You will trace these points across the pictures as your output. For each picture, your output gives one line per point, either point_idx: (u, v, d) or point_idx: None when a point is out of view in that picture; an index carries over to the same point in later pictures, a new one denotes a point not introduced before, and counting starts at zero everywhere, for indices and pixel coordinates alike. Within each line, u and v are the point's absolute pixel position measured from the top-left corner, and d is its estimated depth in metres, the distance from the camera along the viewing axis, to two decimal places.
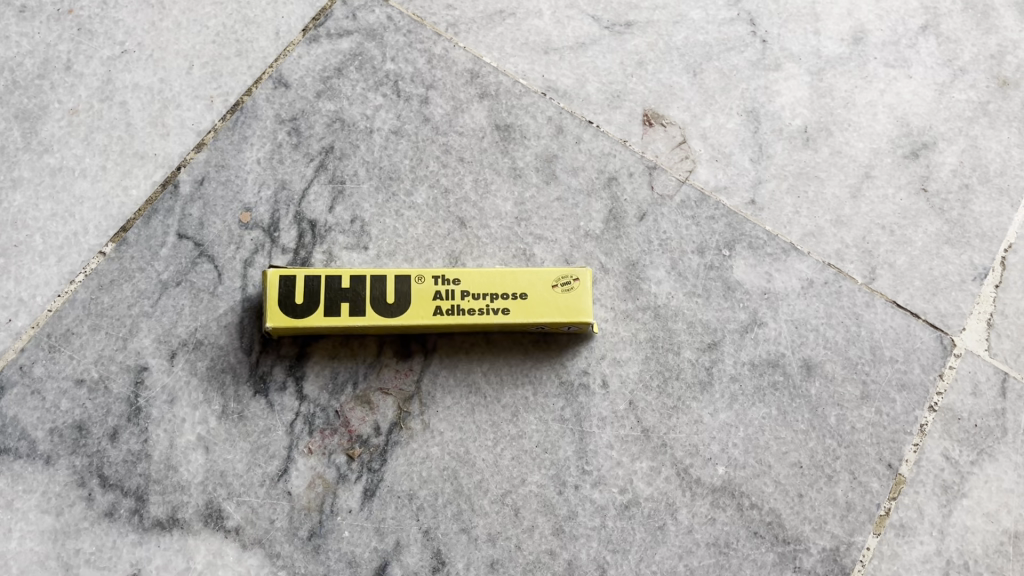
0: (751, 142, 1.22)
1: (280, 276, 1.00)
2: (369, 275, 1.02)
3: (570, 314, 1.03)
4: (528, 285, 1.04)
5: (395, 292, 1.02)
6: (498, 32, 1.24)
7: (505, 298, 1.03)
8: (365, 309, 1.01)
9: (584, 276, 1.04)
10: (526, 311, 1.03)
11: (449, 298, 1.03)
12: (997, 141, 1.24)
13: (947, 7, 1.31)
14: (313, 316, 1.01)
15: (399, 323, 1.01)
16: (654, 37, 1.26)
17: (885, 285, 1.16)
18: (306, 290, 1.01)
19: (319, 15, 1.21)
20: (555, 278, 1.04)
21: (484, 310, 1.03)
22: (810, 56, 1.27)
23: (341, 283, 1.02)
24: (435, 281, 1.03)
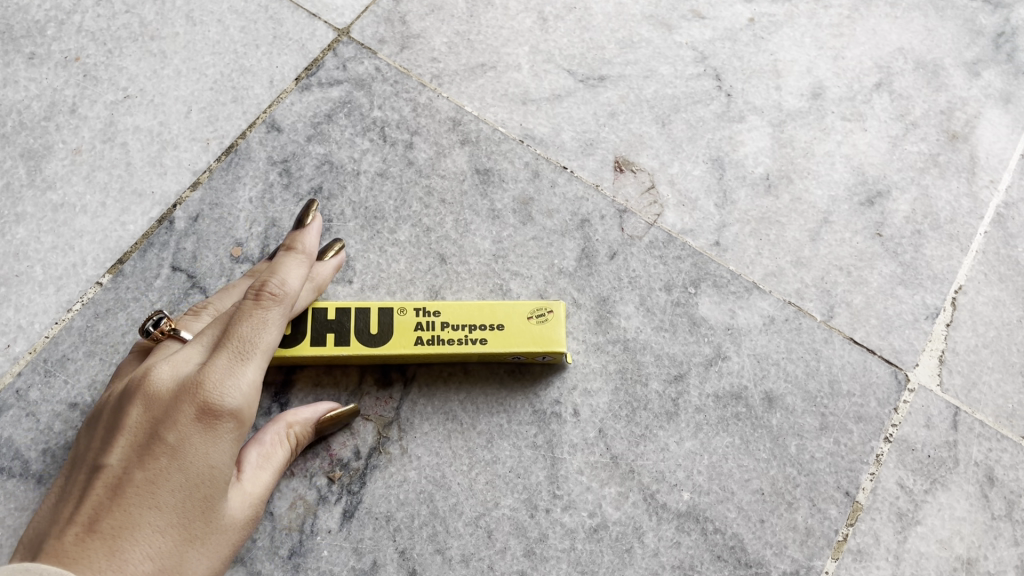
0: (716, 188, 1.29)
1: None
2: (353, 307, 1.08)
3: (545, 343, 1.09)
4: (505, 316, 1.09)
5: (377, 323, 1.08)
6: (479, 84, 1.32)
7: (483, 329, 1.09)
8: (349, 340, 1.07)
9: (558, 309, 1.10)
10: (502, 341, 1.08)
11: (429, 329, 1.08)
12: (947, 191, 1.33)
13: (899, 67, 1.41)
14: (299, 345, 1.06)
15: (380, 353, 1.07)
16: (626, 90, 1.35)
17: (843, 323, 1.22)
18: (293, 322, 1.07)
19: (311, 66, 1.29)
20: (530, 311, 1.09)
21: (463, 341, 1.08)
22: (772, 110, 1.36)
23: (326, 315, 1.08)
24: (416, 314, 1.09)
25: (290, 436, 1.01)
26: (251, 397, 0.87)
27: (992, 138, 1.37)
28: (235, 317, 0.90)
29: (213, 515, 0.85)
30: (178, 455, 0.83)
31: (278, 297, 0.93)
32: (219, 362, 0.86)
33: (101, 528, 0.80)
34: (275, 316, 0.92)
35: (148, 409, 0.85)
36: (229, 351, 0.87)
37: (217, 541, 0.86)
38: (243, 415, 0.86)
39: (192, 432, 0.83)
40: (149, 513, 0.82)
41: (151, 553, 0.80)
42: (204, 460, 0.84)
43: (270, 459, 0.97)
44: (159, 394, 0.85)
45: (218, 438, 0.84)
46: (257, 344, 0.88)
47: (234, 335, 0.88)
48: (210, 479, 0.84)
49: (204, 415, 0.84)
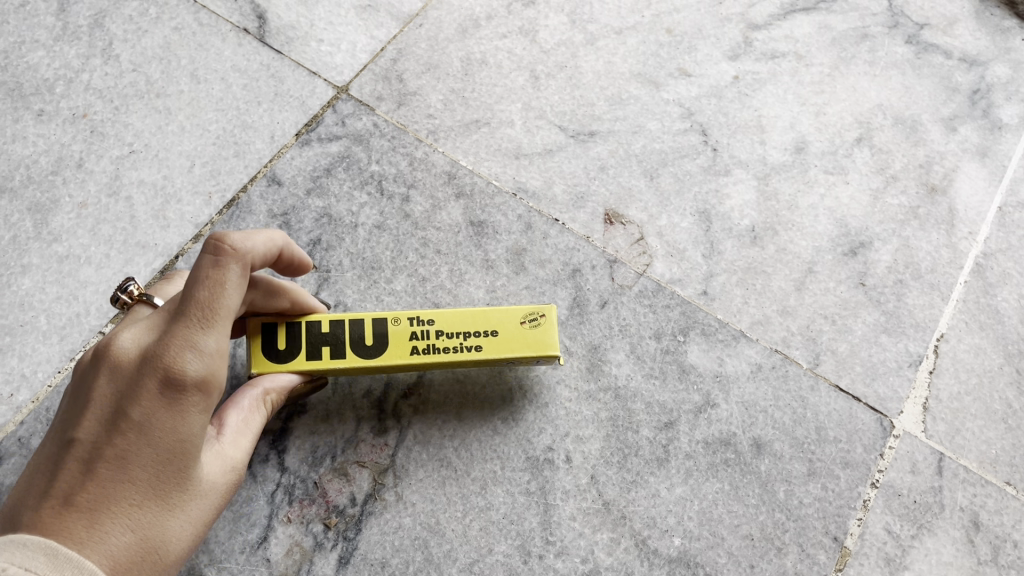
0: (703, 239, 1.33)
1: (263, 324, 1.07)
2: (347, 319, 1.09)
3: (538, 346, 1.11)
4: (498, 323, 1.11)
5: (372, 334, 1.09)
6: (474, 139, 1.37)
7: (478, 336, 1.10)
8: (345, 352, 1.08)
9: (549, 312, 1.12)
10: (497, 347, 1.10)
11: (424, 337, 1.10)
12: (927, 242, 1.37)
13: (878, 123, 1.47)
14: (296, 359, 1.07)
15: (377, 364, 1.08)
16: (615, 145, 1.40)
17: (829, 370, 1.25)
18: (287, 335, 1.07)
19: (311, 121, 1.34)
20: (522, 316, 1.11)
21: (458, 349, 1.10)
22: (757, 164, 1.41)
23: (321, 328, 1.09)
24: (411, 323, 1.10)
25: (266, 401, 1.03)
26: (216, 365, 0.85)
27: (970, 191, 1.42)
28: (192, 279, 0.86)
29: (189, 482, 0.88)
30: (148, 429, 0.84)
31: (235, 254, 0.87)
32: (179, 333, 0.84)
33: (77, 502, 0.81)
34: (234, 276, 0.87)
35: (114, 381, 0.85)
36: (190, 321, 0.84)
37: (194, 503, 0.89)
38: (209, 386, 0.85)
39: (158, 407, 0.84)
40: (125, 485, 0.84)
41: (131, 525, 0.84)
42: (175, 433, 0.85)
43: (248, 424, 1.00)
44: (124, 364, 0.85)
45: (186, 411, 0.85)
46: (220, 313, 0.85)
47: (192, 301, 0.85)
48: (183, 450, 0.86)
49: (170, 389, 0.84)
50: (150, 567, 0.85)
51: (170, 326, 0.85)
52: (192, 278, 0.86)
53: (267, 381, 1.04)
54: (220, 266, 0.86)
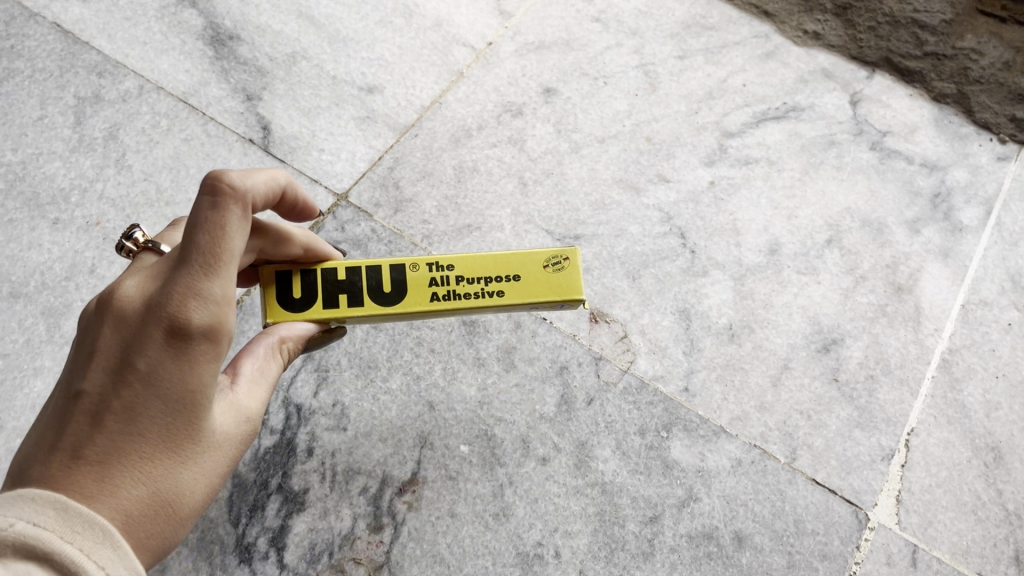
0: (683, 337, 1.40)
1: (277, 272, 1.03)
2: (364, 266, 1.05)
3: (565, 290, 1.07)
4: (520, 267, 1.08)
5: (389, 282, 1.05)
6: (466, 243, 1.46)
7: (499, 281, 1.07)
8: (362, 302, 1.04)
9: (572, 255, 1.08)
10: (519, 291, 1.07)
11: (444, 283, 1.06)
12: (896, 338, 1.45)
13: (846, 225, 1.56)
14: (312, 308, 1.03)
15: (397, 312, 1.05)
16: (599, 247, 1.48)
17: (806, 464, 1.31)
18: (303, 284, 1.04)
19: (312, 227, 1.42)
20: (546, 259, 1.08)
21: (481, 295, 1.06)
22: (733, 265, 1.49)
23: (337, 276, 1.05)
24: (428, 269, 1.06)
25: (283, 349, 0.98)
26: (221, 312, 0.83)
27: (934, 290, 1.51)
28: (191, 224, 0.82)
29: (202, 434, 0.86)
30: (155, 381, 0.82)
31: (233, 194, 0.83)
32: (182, 280, 0.82)
33: (84, 455, 0.80)
34: (235, 218, 0.83)
35: (119, 333, 0.83)
36: (194, 268, 0.82)
37: (207, 458, 0.87)
38: (216, 334, 0.83)
39: (164, 358, 0.81)
40: (134, 437, 0.82)
41: (141, 477, 0.82)
42: (182, 384, 0.82)
43: (264, 374, 0.96)
44: (129, 315, 0.83)
45: (193, 361, 0.82)
46: (224, 258, 0.83)
47: (193, 247, 0.82)
48: (193, 401, 0.84)
49: (175, 339, 0.81)
50: (165, 519, 0.84)
51: (174, 274, 0.82)
52: (192, 221, 0.83)
53: (283, 330, 0.99)
54: (218, 206, 0.83)
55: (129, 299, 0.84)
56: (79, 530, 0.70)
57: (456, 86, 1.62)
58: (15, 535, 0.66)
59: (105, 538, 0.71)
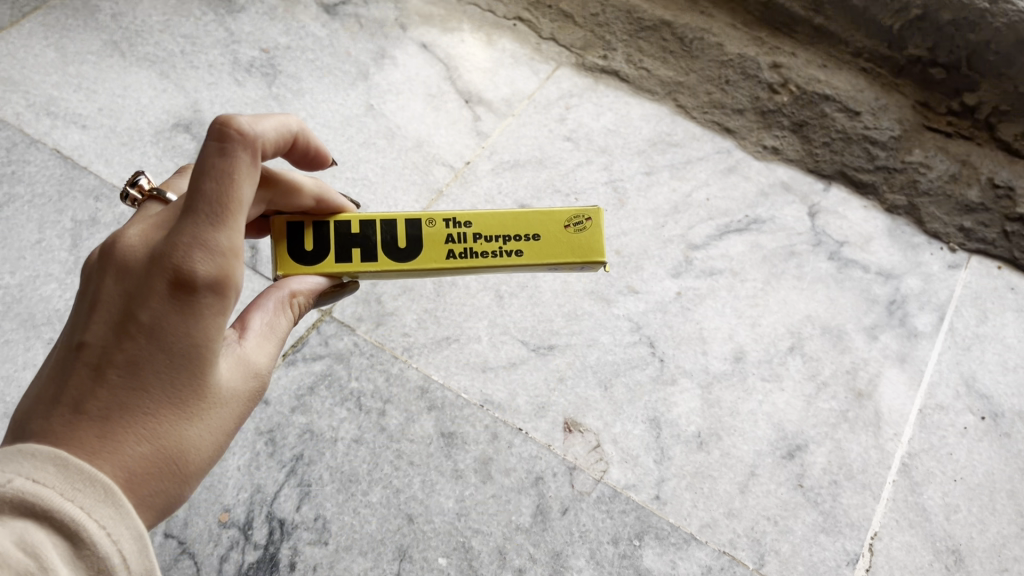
0: (654, 444, 1.46)
1: (289, 223, 1.07)
2: (379, 220, 1.10)
3: (587, 249, 1.13)
4: (538, 226, 1.13)
5: (405, 237, 1.10)
6: (444, 354, 1.52)
7: (518, 240, 1.13)
8: (377, 258, 1.09)
9: (595, 215, 1.13)
10: (538, 251, 1.13)
11: (461, 240, 1.11)
12: (857, 443, 1.51)
13: (808, 332, 1.64)
14: (325, 261, 1.08)
15: (412, 266, 1.10)
16: (572, 357, 1.55)
17: (773, 570, 1.36)
18: (314, 235, 1.08)
19: (296, 342, 1.48)
20: (567, 219, 1.13)
21: (499, 253, 1.12)
22: (700, 372, 1.56)
23: (351, 228, 1.10)
24: (445, 226, 1.11)
25: (292, 304, 1.02)
26: (228, 262, 0.82)
27: (893, 395, 1.58)
28: (198, 169, 0.81)
29: (207, 392, 0.86)
30: (158, 334, 0.81)
31: (241, 138, 0.82)
32: (187, 228, 0.81)
33: (86, 411, 0.79)
34: (243, 162, 0.82)
35: (123, 284, 0.83)
36: (200, 215, 0.81)
37: (212, 415, 0.87)
38: (222, 286, 0.82)
39: (167, 311, 0.81)
40: (137, 393, 0.81)
41: (145, 433, 0.81)
42: (186, 338, 0.82)
43: (274, 328, 0.98)
44: (133, 267, 0.83)
45: (198, 314, 0.82)
46: (230, 205, 0.82)
47: (198, 196, 0.81)
48: (199, 355, 0.83)
49: (181, 290, 0.81)
50: (169, 476, 0.83)
51: (180, 221, 0.82)
52: (200, 166, 0.81)
53: (294, 284, 1.03)
54: (225, 150, 0.82)
55: (134, 246, 0.84)
56: (79, 488, 0.70)
57: (438, 202, 1.73)
58: (14, 491, 0.67)
59: (106, 499, 0.71)
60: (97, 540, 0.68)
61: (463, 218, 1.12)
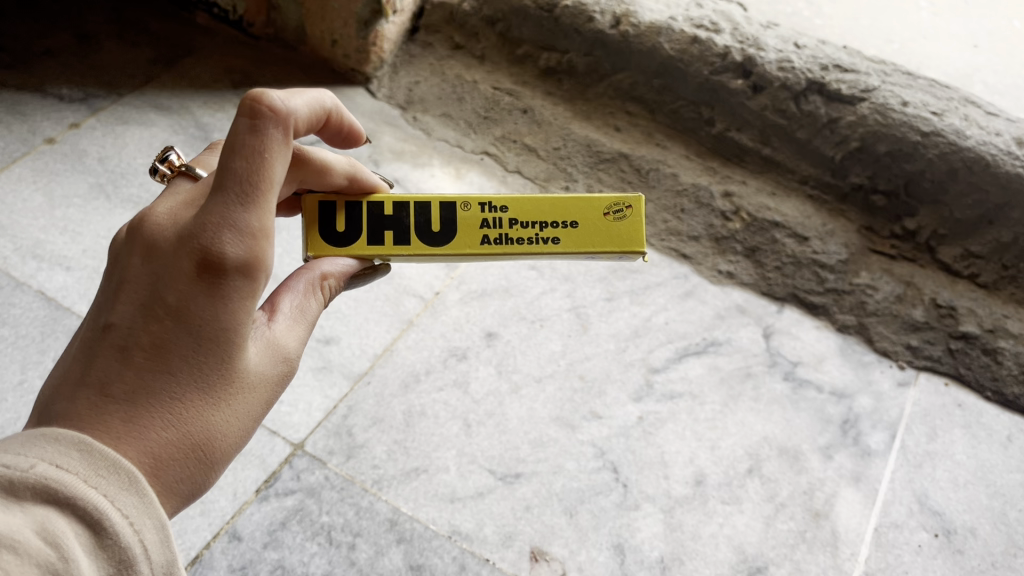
0: (618, 571, 1.51)
1: (326, 205, 1.20)
2: (414, 204, 1.22)
3: (626, 238, 1.22)
4: (576, 214, 1.23)
5: (440, 220, 1.21)
6: (413, 485, 1.56)
7: (555, 227, 1.23)
8: (413, 238, 1.20)
9: (633, 203, 1.23)
10: (574, 237, 1.23)
11: (495, 226, 1.22)
12: (815, 564, 1.56)
13: (765, 453, 1.71)
14: (360, 241, 1.20)
15: (445, 248, 1.21)
16: (538, 484, 1.60)
17: None
18: (347, 219, 1.20)
19: (270, 477, 1.53)
20: (605, 208, 1.23)
21: (535, 238, 1.23)
22: (662, 496, 1.61)
23: (387, 212, 1.21)
24: (480, 210, 1.23)
25: (322, 286, 1.11)
26: (255, 242, 0.90)
27: (849, 514, 1.64)
28: (229, 148, 0.89)
29: (230, 375, 0.95)
30: (185, 316, 0.90)
31: (272, 117, 0.91)
32: (215, 208, 0.89)
33: (114, 393, 0.88)
34: (273, 143, 0.91)
35: (153, 265, 0.91)
36: (230, 195, 0.89)
37: (234, 397, 0.96)
38: (248, 269, 0.91)
39: (194, 294, 0.90)
40: (162, 376, 0.90)
41: (167, 414, 0.90)
42: (211, 319, 0.90)
43: (303, 310, 1.08)
44: (162, 249, 0.91)
45: (223, 296, 0.90)
46: (259, 186, 0.90)
47: (228, 176, 0.89)
48: (223, 337, 0.92)
49: (208, 274, 0.89)
50: (189, 454, 0.93)
51: (210, 201, 0.90)
52: (231, 146, 0.90)
53: (325, 267, 1.13)
54: (257, 129, 0.90)
55: (162, 229, 0.93)
56: (102, 473, 0.78)
57: (406, 334, 1.79)
58: (38, 478, 0.72)
59: (127, 487, 0.78)
60: (118, 528, 0.75)
61: (500, 203, 1.23)
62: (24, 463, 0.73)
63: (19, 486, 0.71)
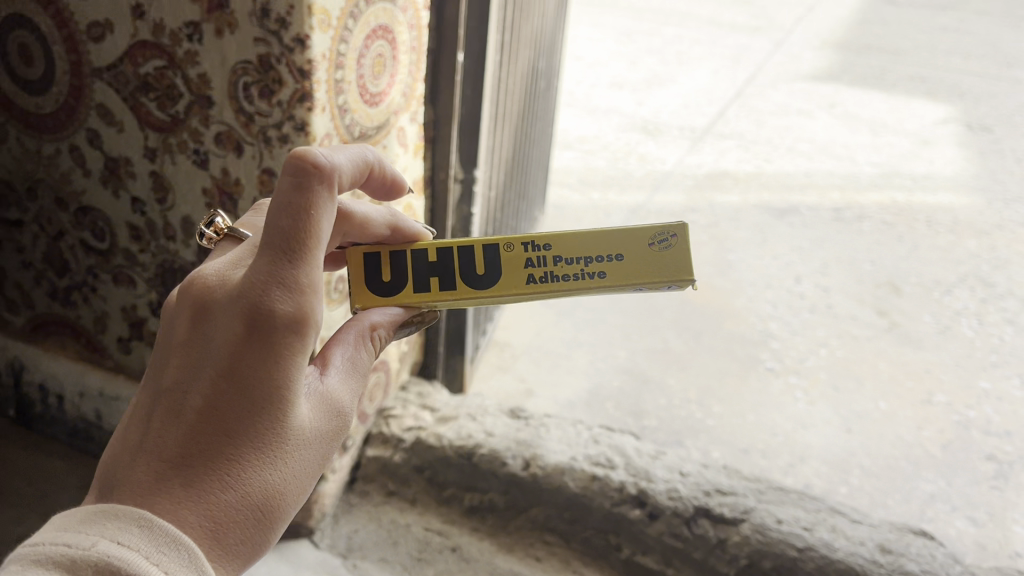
0: None
1: (372, 257, 1.49)
2: (456, 253, 1.49)
3: (666, 266, 1.46)
4: (619, 249, 1.48)
5: (483, 266, 1.48)
6: None
7: (601, 262, 1.47)
8: (462, 282, 1.48)
9: (678, 230, 1.46)
10: (619, 269, 1.47)
11: (540, 266, 1.48)
12: None
13: None
14: (406, 290, 1.48)
15: (485, 292, 1.47)
16: None
17: None
18: (391, 271, 1.49)
19: None
20: (647, 240, 1.47)
21: (581, 271, 1.48)
22: None
23: (432, 261, 1.49)
24: (522, 251, 1.49)
25: (369, 336, 1.34)
26: (300, 304, 1.09)
27: None
28: (275, 211, 1.08)
29: (282, 433, 1.13)
30: (240, 372, 1.09)
31: (313, 177, 1.08)
32: (263, 273, 1.09)
33: (178, 460, 1.08)
34: (319, 202, 1.09)
35: (212, 334, 1.12)
36: (281, 256, 1.08)
37: (287, 452, 1.14)
38: (296, 326, 1.09)
39: (249, 357, 1.09)
40: (221, 433, 1.09)
41: (226, 471, 1.09)
42: (262, 382, 1.10)
43: (353, 365, 1.29)
44: (221, 315, 1.12)
45: (272, 356, 1.09)
46: (305, 244, 1.08)
47: (276, 242, 1.08)
48: (270, 397, 1.10)
49: (261, 338, 1.09)
50: (250, 507, 1.11)
51: (262, 260, 1.09)
52: (279, 205, 1.07)
53: (372, 321, 1.38)
54: (304, 186, 1.08)
55: (218, 295, 1.14)
56: (162, 547, 0.98)
57: None
58: (99, 557, 0.93)
59: (179, 559, 0.99)
60: None
61: (542, 243, 1.49)
62: (88, 543, 0.94)
63: (83, 564, 0.92)
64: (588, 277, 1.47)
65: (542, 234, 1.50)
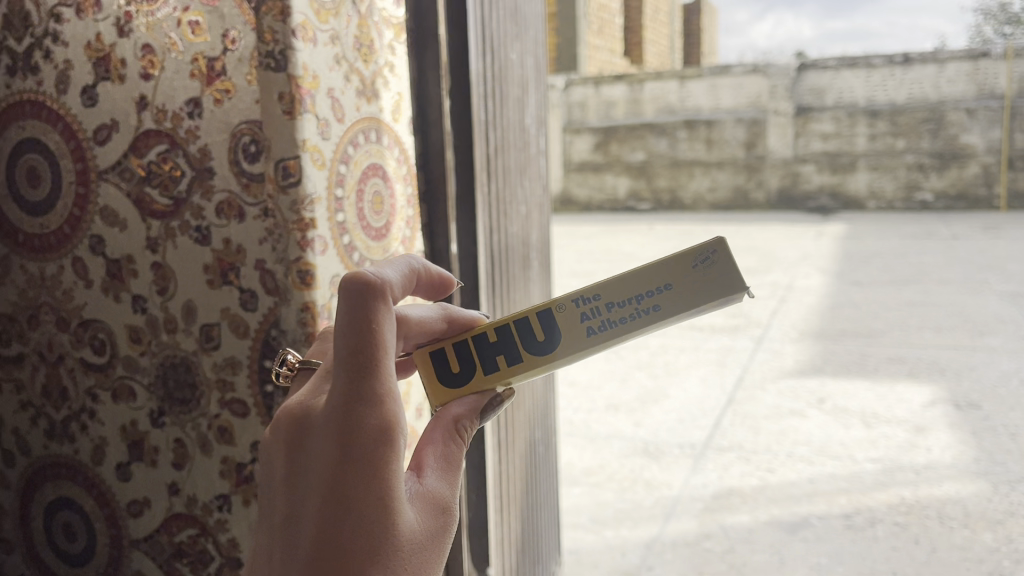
0: None
1: (435, 351, 1.65)
2: (512, 326, 1.67)
3: (710, 288, 1.61)
4: (663, 280, 1.64)
5: (541, 332, 1.66)
6: None
7: (651, 297, 1.64)
8: (528, 353, 1.65)
9: (714, 246, 1.62)
10: (670, 297, 1.63)
11: (595, 318, 1.66)
12: None
13: None
14: (476, 371, 1.64)
15: (549, 357, 1.65)
16: None
17: None
18: (458, 358, 1.64)
19: None
20: (687, 265, 1.63)
21: (634, 311, 1.65)
22: None
23: (491, 339, 1.66)
24: (574, 308, 1.67)
25: (455, 427, 1.39)
26: (383, 414, 1.18)
27: None
28: (342, 334, 1.19)
29: (397, 540, 1.16)
30: (343, 488, 1.15)
31: (369, 295, 1.20)
32: (346, 394, 1.19)
33: None
34: (380, 313, 1.21)
35: (314, 457, 1.21)
36: (358, 373, 1.18)
37: (407, 559, 1.16)
38: (384, 432, 1.17)
39: (349, 473, 1.16)
40: (337, 547, 1.14)
41: None
42: (364, 493, 1.15)
43: (449, 462, 1.31)
44: (318, 441, 1.21)
45: (369, 466, 1.16)
46: (376, 355, 1.19)
47: (349, 362, 1.18)
48: (376, 504, 1.15)
49: (357, 452, 1.16)
50: None
51: (343, 381, 1.19)
52: (345, 327, 1.19)
53: (455, 413, 1.43)
54: (364, 299, 1.19)
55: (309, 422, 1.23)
56: None
57: None
58: None
59: None
60: None
61: (591, 294, 1.66)
62: None
63: None
64: (645, 312, 1.64)
65: (588, 288, 1.67)
